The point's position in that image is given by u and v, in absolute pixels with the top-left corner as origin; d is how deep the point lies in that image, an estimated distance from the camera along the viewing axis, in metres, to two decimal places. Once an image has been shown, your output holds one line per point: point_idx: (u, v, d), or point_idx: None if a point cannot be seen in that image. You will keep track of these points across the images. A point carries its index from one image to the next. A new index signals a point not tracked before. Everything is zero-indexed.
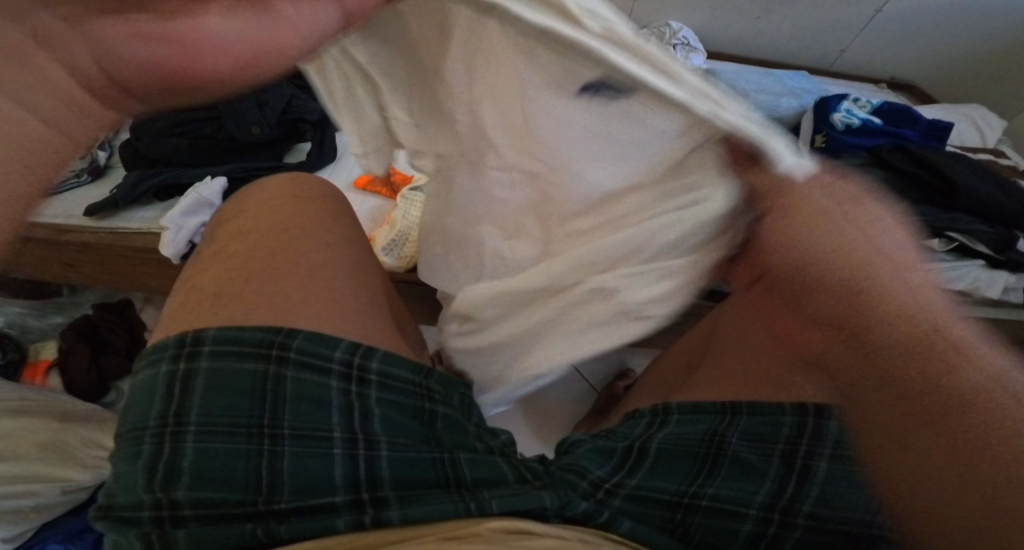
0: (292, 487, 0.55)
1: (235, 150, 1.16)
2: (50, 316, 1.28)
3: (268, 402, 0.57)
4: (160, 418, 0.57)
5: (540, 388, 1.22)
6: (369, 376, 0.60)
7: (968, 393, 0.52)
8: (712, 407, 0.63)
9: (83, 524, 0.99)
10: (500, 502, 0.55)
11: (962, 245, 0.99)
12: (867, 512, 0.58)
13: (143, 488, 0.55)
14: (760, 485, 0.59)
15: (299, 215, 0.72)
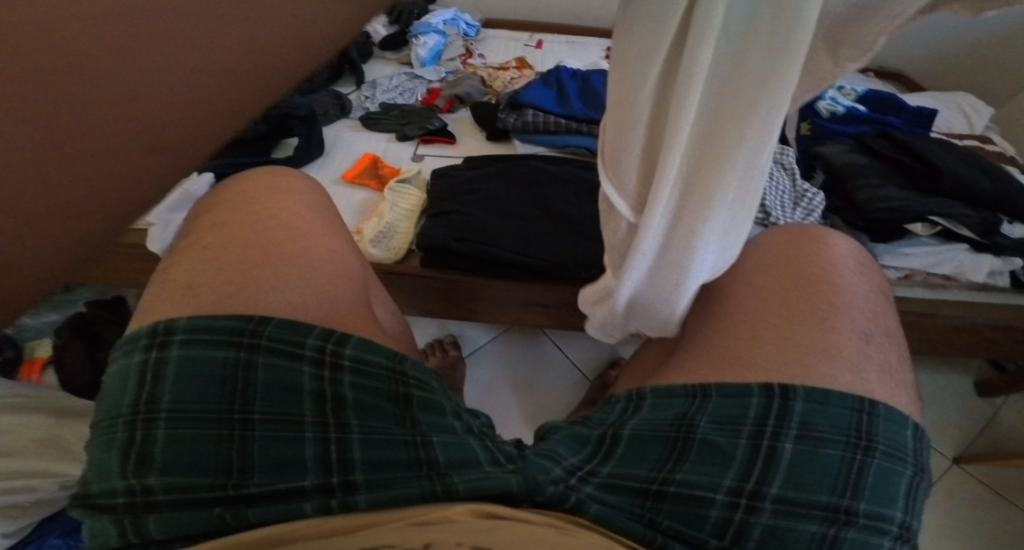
0: (264, 473, 0.55)
1: (223, 145, 1.16)
2: (44, 314, 1.28)
3: (240, 388, 0.57)
4: (132, 405, 0.56)
5: (534, 379, 1.25)
6: (342, 362, 0.59)
7: (805, 337, 0.64)
8: (684, 391, 0.63)
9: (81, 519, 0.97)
10: (469, 485, 0.55)
11: (947, 229, 0.97)
12: (838, 495, 0.56)
13: (115, 474, 0.55)
14: (727, 468, 0.58)
15: (274, 206, 0.72)
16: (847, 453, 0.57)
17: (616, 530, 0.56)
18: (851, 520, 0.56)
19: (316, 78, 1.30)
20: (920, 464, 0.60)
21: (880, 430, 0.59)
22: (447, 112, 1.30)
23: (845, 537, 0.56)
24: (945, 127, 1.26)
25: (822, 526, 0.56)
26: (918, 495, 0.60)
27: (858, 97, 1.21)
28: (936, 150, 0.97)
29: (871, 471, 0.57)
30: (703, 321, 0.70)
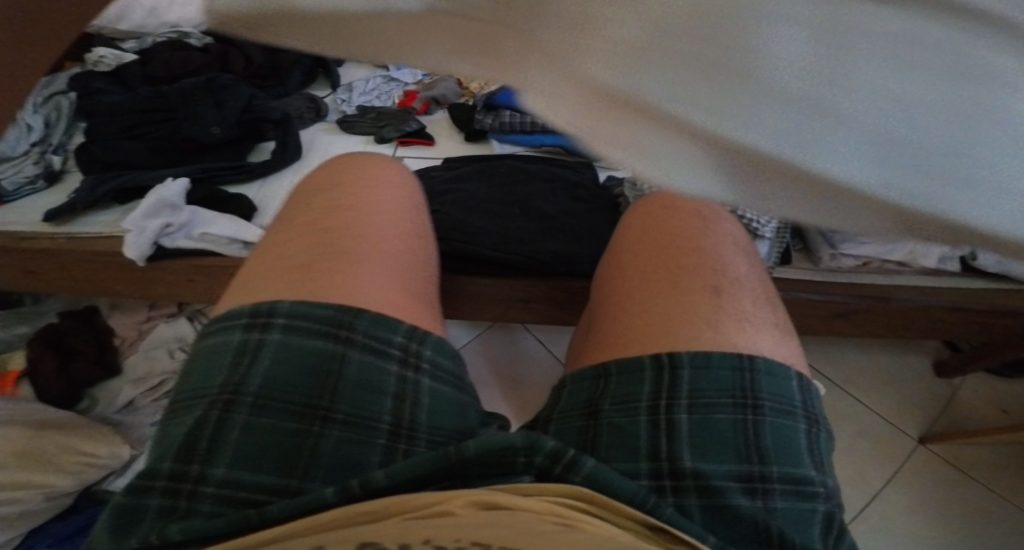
0: (325, 469, 0.57)
1: (195, 150, 1.15)
2: (15, 325, 1.26)
3: (328, 380, 0.61)
4: (222, 385, 0.60)
5: (518, 373, 1.27)
6: (423, 364, 0.64)
7: (652, 311, 0.72)
8: (590, 372, 0.71)
9: (72, 529, 0.99)
10: (477, 444, 0.57)
11: None
12: (749, 463, 0.62)
13: (174, 456, 0.56)
14: (638, 452, 0.64)
15: (382, 201, 0.76)
16: (738, 416, 0.64)
17: (608, 489, 0.56)
18: (768, 486, 0.62)
19: (289, 83, 1.29)
20: (812, 415, 0.67)
21: (763, 386, 0.66)
22: (424, 113, 1.31)
23: (772, 506, 0.61)
24: None
25: (746, 499, 0.61)
26: (818, 444, 0.66)
27: None
28: None
29: (764, 430, 0.64)
30: (599, 306, 0.79)
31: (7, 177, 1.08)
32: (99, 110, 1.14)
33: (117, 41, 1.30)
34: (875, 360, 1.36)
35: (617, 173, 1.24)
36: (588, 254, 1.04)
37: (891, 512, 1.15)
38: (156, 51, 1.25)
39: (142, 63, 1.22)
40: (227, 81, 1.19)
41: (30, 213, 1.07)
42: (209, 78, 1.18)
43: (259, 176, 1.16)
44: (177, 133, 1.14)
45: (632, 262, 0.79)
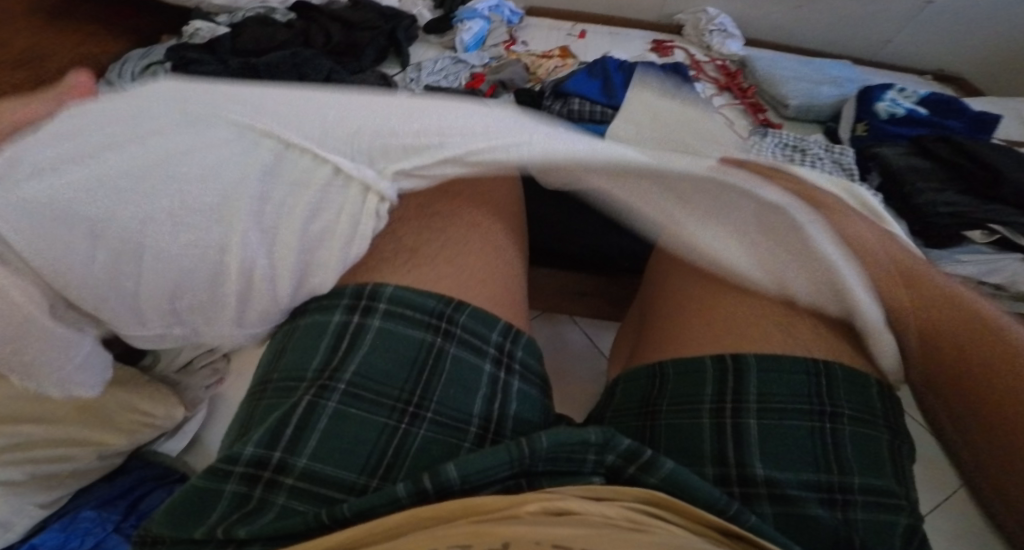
0: (407, 470, 0.57)
1: None
2: None
3: (423, 376, 0.61)
4: (318, 369, 0.60)
5: (563, 367, 1.25)
6: (515, 364, 0.64)
7: (731, 302, 0.69)
8: (647, 372, 0.69)
9: (115, 492, 1.03)
10: (548, 434, 0.57)
11: (1003, 236, 0.95)
12: (827, 474, 0.59)
13: (256, 442, 0.57)
14: (704, 455, 0.62)
15: (490, 185, 0.75)
16: (813, 424, 0.61)
17: (684, 493, 0.56)
18: (848, 498, 0.58)
19: (364, 60, 1.27)
20: (894, 426, 0.63)
21: (844, 396, 0.62)
22: (491, 96, 1.29)
23: (852, 519, 0.58)
24: (1004, 135, 1.22)
25: (824, 510, 0.58)
26: (901, 458, 0.62)
27: (919, 100, 1.15)
28: (996, 158, 0.96)
29: (843, 442, 0.60)
30: (667, 290, 0.75)
31: None
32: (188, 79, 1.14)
33: (210, 15, 1.32)
34: None
35: None
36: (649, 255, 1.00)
37: None
38: (243, 24, 1.25)
39: (232, 36, 1.23)
40: (309, 56, 1.18)
41: None
42: (293, 52, 1.18)
43: None
44: None
45: None
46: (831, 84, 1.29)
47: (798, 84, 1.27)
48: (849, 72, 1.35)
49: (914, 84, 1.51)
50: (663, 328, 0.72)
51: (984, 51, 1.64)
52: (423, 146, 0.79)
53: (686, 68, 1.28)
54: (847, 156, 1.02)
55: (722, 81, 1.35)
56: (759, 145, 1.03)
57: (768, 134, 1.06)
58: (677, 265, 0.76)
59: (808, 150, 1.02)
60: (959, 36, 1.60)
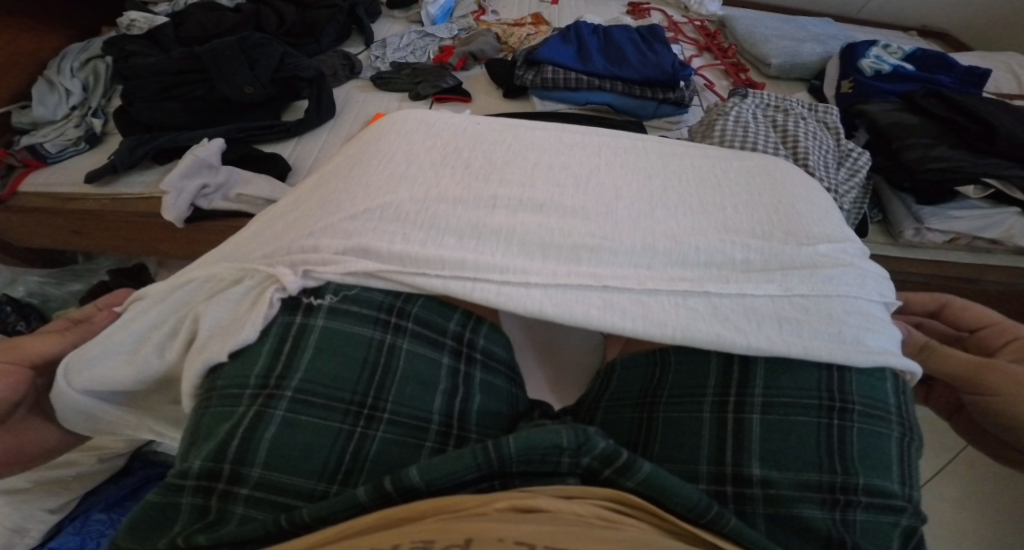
0: (369, 473, 0.49)
1: (230, 112, 1.09)
2: (68, 284, 1.27)
3: (377, 375, 0.51)
4: (260, 376, 0.50)
5: None
6: (477, 354, 0.55)
7: None
8: (644, 359, 0.56)
9: (123, 493, 1.00)
10: (517, 439, 0.46)
11: (998, 192, 0.89)
12: (828, 472, 0.49)
13: (206, 454, 0.48)
14: (699, 453, 0.51)
15: (442, 149, 0.64)
16: (822, 421, 0.50)
17: (663, 498, 0.46)
18: (851, 500, 0.48)
19: (323, 40, 1.23)
20: (906, 421, 0.52)
21: (853, 388, 0.51)
22: (461, 70, 1.24)
23: (850, 519, 0.48)
24: (995, 87, 1.16)
25: (822, 510, 0.48)
26: (910, 454, 0.51)
27: (906, 56, 1.10)
28: (989, 110, 0.89)
29: (853, 438, 0.50)
30: None
31: (49, 141, 1.06)
32: (132, 72, 1.09)
33: (151, 6, 1.27)
34: None
35: (668, 134, 1.13)
36: None
37: (947, 507, 1.06)
38: (188, 13, 1.20)
39: (174, 25, 1.18)
40: (259, 39, 1.10)
41: (72, 175, 1.04)
42: (241, 37, 1.10)
43: (294, 135, 1.10)
44: (212, 93, 1.08)
45: None
46: (815, 42, 1.23)
47: (779, 43, 1.22)
48: (833, 30, 1.30)
49: (900, 39, 1.45)
50: None
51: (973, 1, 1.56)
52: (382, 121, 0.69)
53: (660, 30, 1.20)
54: (832, 115, 0.95)
55: (701, 42, 1.32)
56: (739, 104, 0.93)
57: (747, 94, 0.97)
58: None
59: (791, 110, 0.94)
60: None
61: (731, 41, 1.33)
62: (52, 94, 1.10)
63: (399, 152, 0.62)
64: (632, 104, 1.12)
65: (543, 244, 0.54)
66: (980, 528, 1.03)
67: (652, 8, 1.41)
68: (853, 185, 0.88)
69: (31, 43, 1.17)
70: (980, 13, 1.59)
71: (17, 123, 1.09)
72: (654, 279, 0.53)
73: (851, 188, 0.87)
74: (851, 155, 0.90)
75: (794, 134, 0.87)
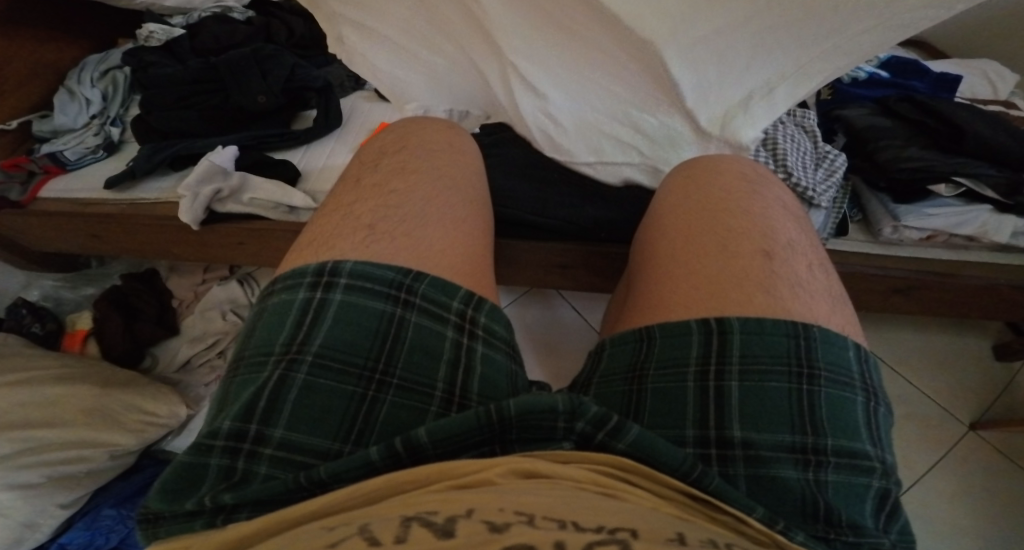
0: (379, 435, 0.52)
1: (243, 121, 1.14)
2: (82, 288, 1.31)
3: (388, 346, 0.56)
4: (284, 344, 0.55)
5: (556, 333, 1.11)
6: (479, 330, 0.58)
7: (716, 253, 0.63)
8: (631, 335, 0.61)
9: (134, 489, 1.04)
10: (518, 403, 0.50)
11: (970, 190, 0.93)
12: (802, 433, 0.53)
13: (233, 416, 0.52)
14: (685, 419, 0.55)
15: (441, 158, 0.71)
16: (794, 385, 0.54)
17: (654, 460, 0.49)
18: (822, 460, 0.52)
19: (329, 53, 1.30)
20: (870, 387, 0.56)
21: (819, 354, 0.55)
22: None
23: (823, 479, 0.51)
24: (970, 94, 1.22)
25: (796, 471, 0.51)
26: (878, 421, 0.55)
27: (881, 64, 1.15)
28: (960, 113, 0.94)
29: (821, 402, 0.54)
30: (643, 253, 0.70)
31: (69, 148, 1.11)
32: (149, 83, 1.14)
33: (166, 18, 1.31)
34: (928, 339, 1.24)
35: None
36: (629, 222, 0.92)
37: (938, 502, 1.08)
38: (202, 25, 1.24)
39: (189, 37, 1.23)
40: (272, 51, 1.15)
41: (92, 181, 1.09)
42: (255, 48, 1.15)
43: (303, 143, 1.14)
44: (227, 102, 1.13)
45: (687, 217, 0.68)
46: None
47: None
48: None
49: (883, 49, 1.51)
50: (640, 296, 0.65)
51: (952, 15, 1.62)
52: (385, 128, 0.76)
53: None
54: (811, 119, 0.99)
55: None
56: None
57: None
58: (655, 224, 0.71)
59: None
60: None
61: None
62: (74, 103, 1.16)
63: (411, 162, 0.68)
64: None
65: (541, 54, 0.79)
66: (969, 521, 1.06)
67: None
68: (832, 184, 0.92)
69: (54, 55, 1.23)
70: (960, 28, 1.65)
71: (38, 131, 1.14)
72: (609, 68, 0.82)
73: (830, 188, 0.91)
74: (828, 157, 0.95)
75: (775, 138, 0.92)
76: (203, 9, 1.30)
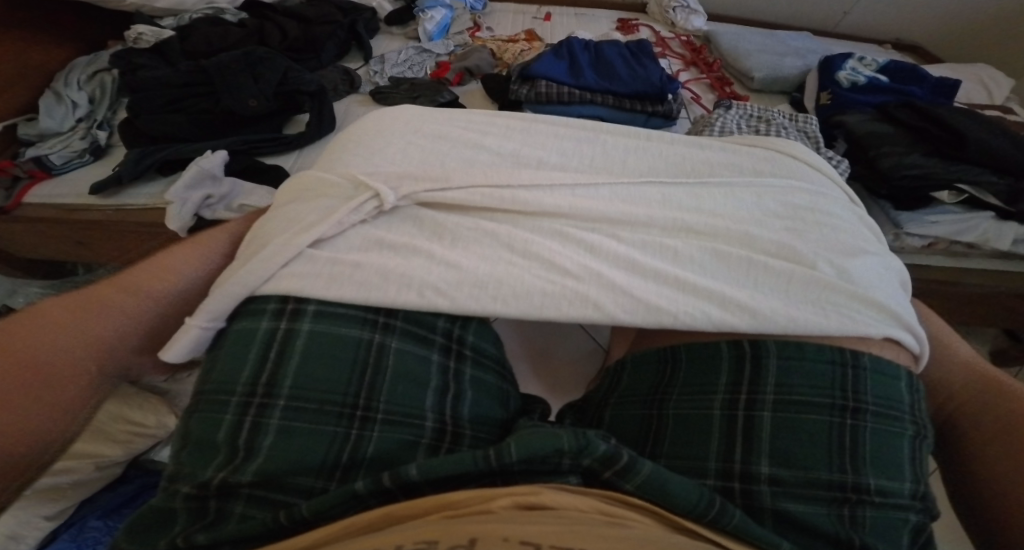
0: (367, 471, 0.50)
1: (234, 125, 1.12)
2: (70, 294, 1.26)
3: (369, 377, 0.52)
4: (249, 385, 0.50)
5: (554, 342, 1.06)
6: (466, 351, 0.56)
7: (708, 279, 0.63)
8: (656, 354, 0.59)
9: (121, 499, 0.90)
10: (519, 446, 0.47)
11: (972, 197, 0.93)
12: (841, 471, 0.51)
13: (205, 459, 0.49)
14: (710, 449, 0.53)
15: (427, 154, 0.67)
16: (835, 420, 0.52)
17: (665, 500, 0.47)
18: (863, 499, 0.50)
19: (324, 54, 1.27)
20: (920, 423, 0.54)
21: (869, 387, 0.53)
22: (457, 85, 1.28)
23: (861, 517, 0.50)
24: (966, 99, 1.22)
25: (829, 508, 0.50)
26: (922, 455, 0.54)
27: (880, 68, 1.15)
28: (961, 120, 0.93)
29: (865, 439, 0.52)
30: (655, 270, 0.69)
31: (55, 152, 1.07)
32: (138, 85, 1.11)
33: (157, 19, 1.28)
34: None
35: None
36: None
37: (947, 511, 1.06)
38: (193, 27, 1.22)
39: (179, 39, 1.20)
40: (264, 54, 1.14)
41: (80, 187, 1.06)
42: (246, 51, 1.14)
43: (297, 147, 1.12)
44: (218, 106, 1.10)
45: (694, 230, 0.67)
46: (795, 56, 1.28)
47: (761, 57, 1.26)
48: (811, 44, 1.35)
49: (876, 53, 1.51)
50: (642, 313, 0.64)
51: (945, 21, 1.63)
52: (364, 119, 0.69)
53: (649, 45, 1.25)
54: (812, 125, 0.98)
55: (687, 56, 1.37)
56: (723, 116, 0.97)
57: (731, 106, 1.01)
58: None
59: (773, 120, 0.98)
60: (919, 7, 1.59)
61: (716, 55, 1.38)
62: (60, 106, 1.12)
63: (392, 146, 0.65)
64: (621, 117, 1.15)
65: (571, 266, 0.55)
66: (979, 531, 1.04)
67: (641, 24, 1.46)
68: None
69: (40, 55, 1.19)
70: (950, 35, 1.65)
71: (22, 134, 1.10)
72: (647, 264, 0.56)
73: None
74: (830, 163, 0.93)
75: None
76: (195, 10, 1.28)
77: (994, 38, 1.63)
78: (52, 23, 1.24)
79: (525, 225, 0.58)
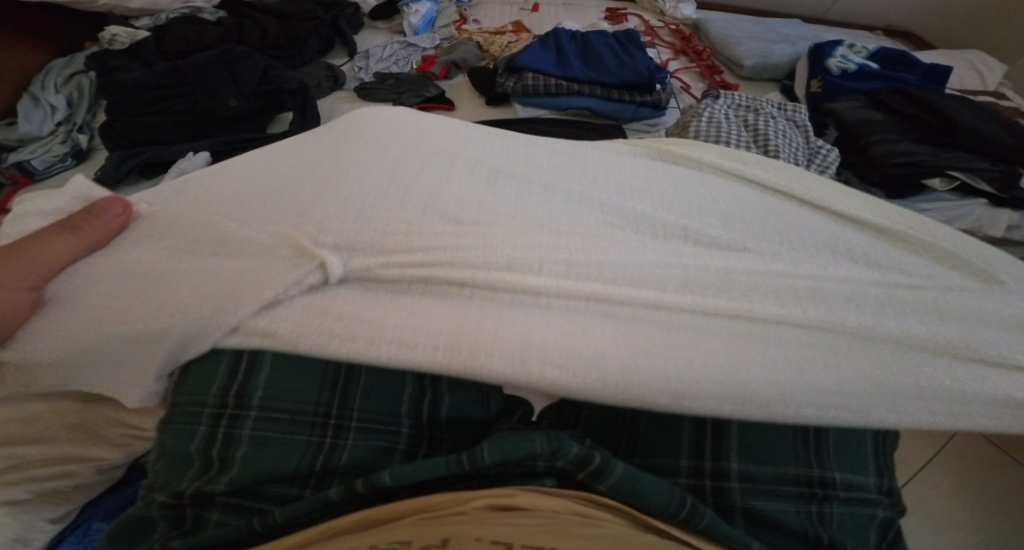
0: (342, 479, 0.49)
1: (215, 125, 1.10)
2: None
3: (342, 385, 0.51)
4: (220, 396, 0.49)
5: None
6: None
7: None
8: None
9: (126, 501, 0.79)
10: (492, 450, 0.46)
11: (965, 184, 0.91)
12: (807, 466, 0.51)
13: (180, 471, 0.49)
14: (680, 446, 0.52)
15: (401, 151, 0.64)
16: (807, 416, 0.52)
17: (637, 501, 0.46)
18: (829, 494, 0.51)
19: (306, 51, 1.25)
20: None
21: None
22: (443, 79, 1.26)
23: (828, 512, 0.51)
24: (958, 85, 1.20)
25: (798, 504, 0.51)
26: (885, 446, 0.55)
27: (870, 55, 1.12)
28: (952, 106, 0.92)
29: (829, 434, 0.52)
30: None
31: (36, 157, 1.06)
32: (116, 87, 1.09)
33: (133, 19, 1.26)
34: None
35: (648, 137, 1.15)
36: None
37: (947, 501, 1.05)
38: (169, 26, 1.20)
39: (157, 39, 1.18)
40: (242, 52, 1.12)
41: (61, 191, 1.04)
42: (223, 50, 1.12)
43: (279, 145, 1.10)
44: (197, 106, 1.09)
45: None
46: (785, 43, 1.26)
47: (751, 45, 1.24)
48: (801, 31, 1.33)
49: (869, 39, 1.48)
50: None
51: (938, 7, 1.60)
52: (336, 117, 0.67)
53: (637, 35, 1.23)
54: (802, 113, 0.97)
55: (677, 45, 1.34)
56: (711, 105, 0.95)
57: (720, 95, 0.99)
58: None
59: (762, 109, 0.96)
60: None
61: (706, 44, 1.35)
62: (38, 110, 1.11)
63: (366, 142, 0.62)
64: (610, 108, 1.13)
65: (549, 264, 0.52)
66: None
67: (629, 13, 1.43)
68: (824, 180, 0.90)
69: (17, 59, 1.17)
70: (943, 21, 1.63)
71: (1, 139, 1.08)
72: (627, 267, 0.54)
73: None
74: (821, 151, 0.92)
75: (765, 132, 0.89)
76: (171, 9, 1.26)
77: (988, 22, 1.61)
78: (27, 25, 1.22)
79: (503, 221, 0.56)
